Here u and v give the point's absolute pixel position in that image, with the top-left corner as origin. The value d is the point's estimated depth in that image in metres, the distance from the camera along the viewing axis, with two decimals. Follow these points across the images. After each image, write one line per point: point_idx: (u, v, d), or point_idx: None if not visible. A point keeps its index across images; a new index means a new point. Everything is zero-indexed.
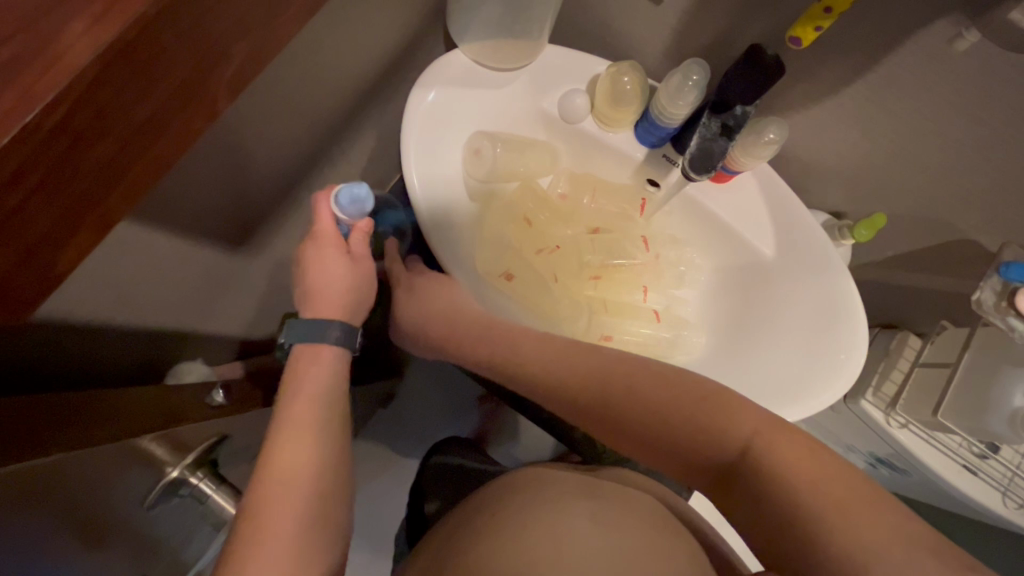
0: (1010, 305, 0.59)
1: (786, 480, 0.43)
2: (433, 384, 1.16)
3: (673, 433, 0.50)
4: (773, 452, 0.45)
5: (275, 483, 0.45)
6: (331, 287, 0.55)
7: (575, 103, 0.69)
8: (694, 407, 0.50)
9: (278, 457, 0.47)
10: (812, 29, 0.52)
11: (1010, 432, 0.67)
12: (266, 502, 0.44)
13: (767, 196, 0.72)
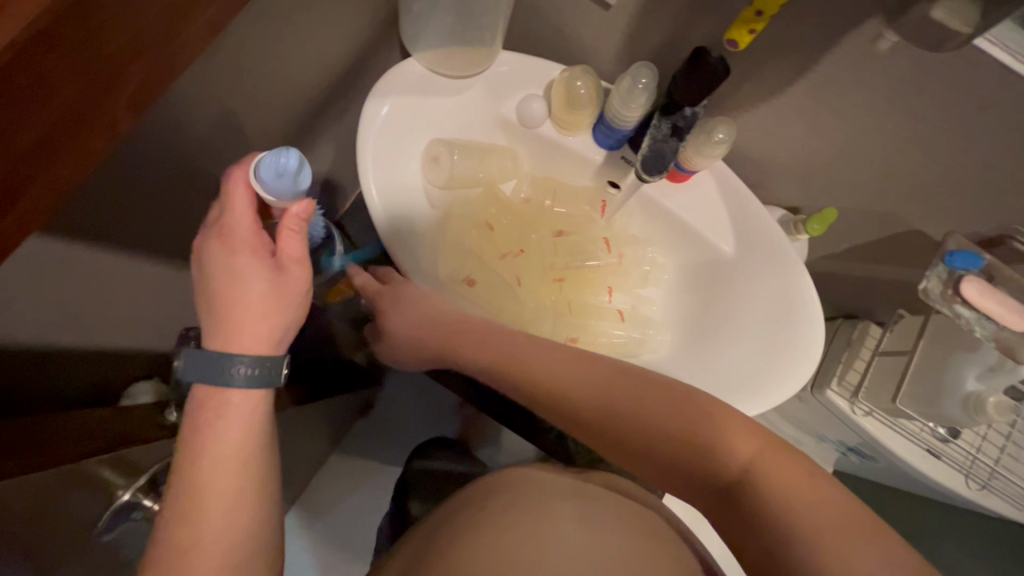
0: (955, 293, 0.61)
1: (726, 463, 0.45)
2: (410, 391, 1.16)
3: (619, 420, 0.51)
4: (713, 435, 0.46)
5: (197, 531, 0.40)
6: (248, 306, 0.43)
7: (531, 108, 0.70)
8: (642, 393, 0.51)
9: (196, 497, 0.41)
10: (747, 32, 0.53)
11: (965, 415, 0.69)
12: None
13: (724, 194, 0.73)
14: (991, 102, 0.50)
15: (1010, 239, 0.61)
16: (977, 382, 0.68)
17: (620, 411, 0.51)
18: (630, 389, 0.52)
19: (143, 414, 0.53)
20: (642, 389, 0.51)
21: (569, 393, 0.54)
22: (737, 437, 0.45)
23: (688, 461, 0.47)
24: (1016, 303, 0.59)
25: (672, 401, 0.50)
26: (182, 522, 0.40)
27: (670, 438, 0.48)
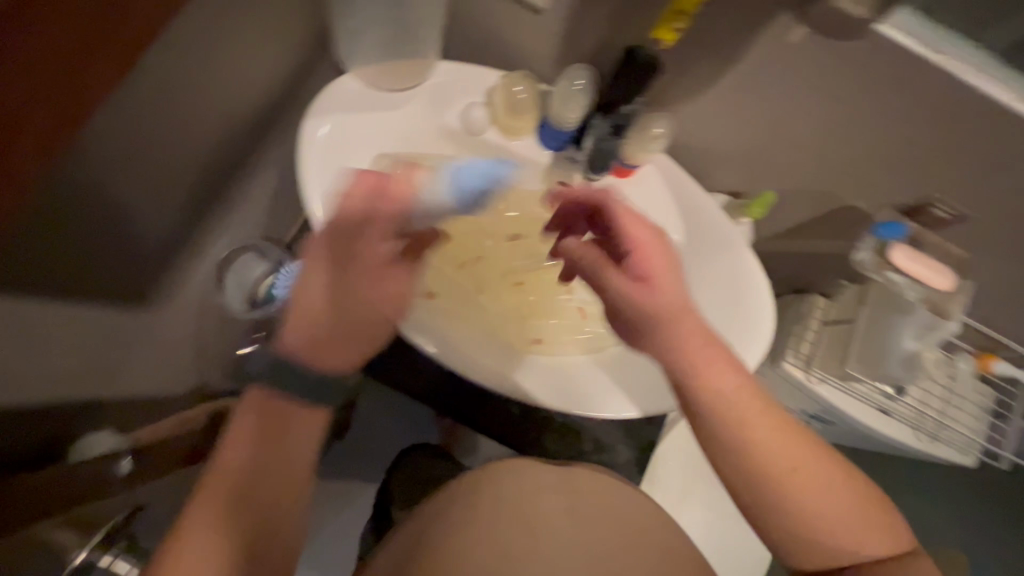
0: (886, 261, 0.66)
1: (769, 469, 0.51)
2: (383, 410, 1.13)
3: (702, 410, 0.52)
4: (767, 450, 0.52)
5: None
6: None
7: (475, 115, 0.70)
8: (731, 387, 0.52)
9: None
10: (669, 30, 0.54)
11: (903, 373, 0.76)
12: None
13: (672, 187, 0.75)
14: (897, 83, 0.53)
15: (931, 206, 0.64)
16: (913, 340, 0.74)
17: (711, 408, 0.52)
18: (721, 385, 0.52)
19: (93, 467, 0.53)
20: (733, 393, 0.52)
21: (681, 367, 0.52)
22: (786, 450, 0.52)
23: (731, 459, 0.52)
24: (941, 264, 0.65)
25: (756, 409, 0.52)
26: None
27: (739, 438, 0.52)
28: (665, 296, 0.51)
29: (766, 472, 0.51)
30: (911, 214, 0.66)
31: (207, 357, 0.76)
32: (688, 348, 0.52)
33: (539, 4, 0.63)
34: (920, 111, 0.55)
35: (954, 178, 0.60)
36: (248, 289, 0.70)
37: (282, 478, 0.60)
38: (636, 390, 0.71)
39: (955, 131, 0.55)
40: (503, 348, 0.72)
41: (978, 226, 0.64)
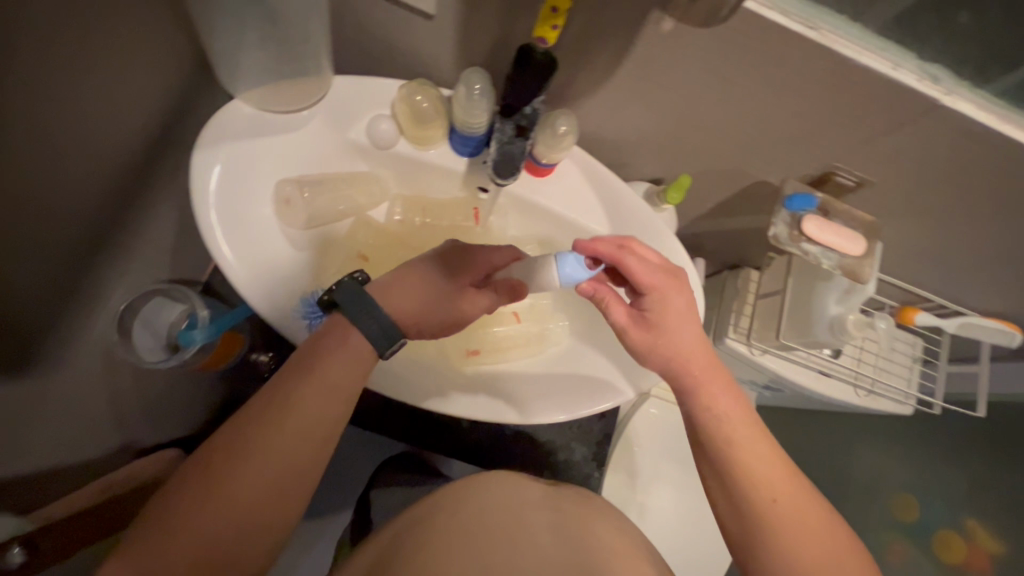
0: (799, 232, 0.67)
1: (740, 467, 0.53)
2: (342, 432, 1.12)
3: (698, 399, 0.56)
4: (738, 447, 0.54)
5: (249, 447, 0.48)
6: None
7: (381, 129, 0.68)
8: (736, 411, 0.56)
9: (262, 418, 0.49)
10: (550, 28, 0.52)
11: (832, 338, 0.75)
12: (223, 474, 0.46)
13: (590, 179, 0.74)
14: (783, 63, 0.54)
15: (835, 174, 0.66)
16: (837, 305, 0.74)
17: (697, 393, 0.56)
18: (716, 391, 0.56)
19: None
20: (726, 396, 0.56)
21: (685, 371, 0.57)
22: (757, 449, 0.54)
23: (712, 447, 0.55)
24: (850, 230, 0.67)
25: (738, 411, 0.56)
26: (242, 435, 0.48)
27: (717, 432, 0.55)
28: (673, 341, 0.57)
29: (741, 467, 0.53)
30: (817, 183, 0.69)
31: (127, 412, 0.71)
32: (689, 370, 0.57)
33: (428, 9, 0.61)
34: (806, 86, 0.55)
35: (849, 147, 0.61)
36: (160, 333, 0.67)
37: (269, 495, 0.48)
38: (569, 390, 0.70)
39: (842, 103, 0.56)
40: (439, 363, 0.70)
41: (879, 190, 0.66)
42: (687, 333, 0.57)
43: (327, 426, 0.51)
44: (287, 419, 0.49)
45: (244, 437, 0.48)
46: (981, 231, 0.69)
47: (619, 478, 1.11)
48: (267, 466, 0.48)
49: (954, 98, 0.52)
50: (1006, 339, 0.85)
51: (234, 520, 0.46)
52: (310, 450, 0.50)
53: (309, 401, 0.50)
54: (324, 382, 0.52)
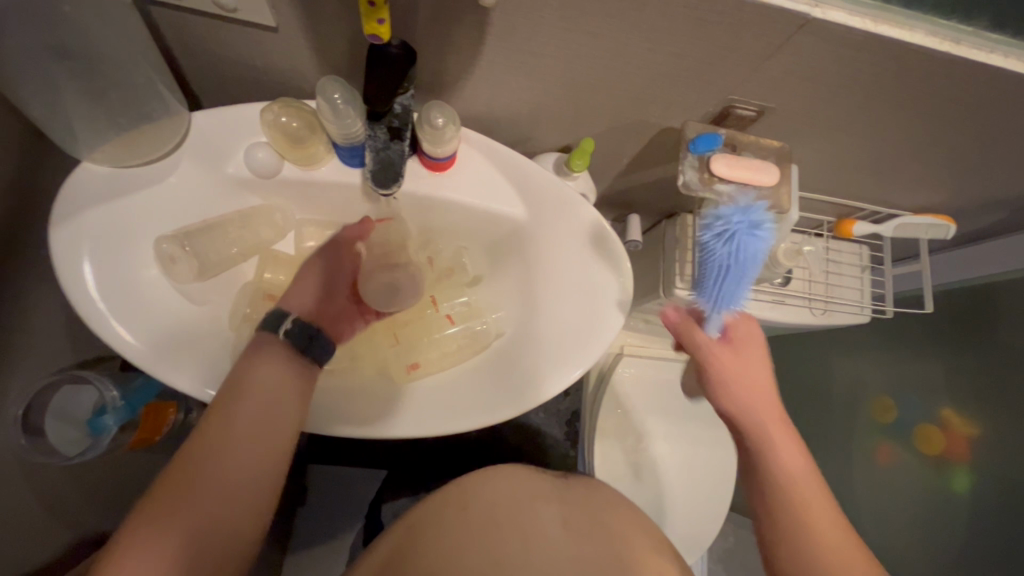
0: (710, 174, 0.65)
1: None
2: (330, 457, 1.13)
3: (805, 539, 0.57)
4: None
5: (205, 454, 0.51)
6: None
7: (259, 158, 0.63)
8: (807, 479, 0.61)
9: (215, 417, 0.53)
10: (376, 23, 0.47)
11: (767, 270, 0.73)
12: (183, 474, 0.50)
13: (493, 161, 0.70)
14: (644, 7, 0.50)
15: (733, 108, 0.64)
16: (767, 238, 0.72)
17: (796, 514, 0.59)
18: (820, 511, 0.59)
19: None
20: (830, 512, 0.59)
21: (791, 481, 0.60)
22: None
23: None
24: (760, 162, 0.64)
25: (841, 530, 0.58)
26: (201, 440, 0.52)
27: (801, 494, 0.59)
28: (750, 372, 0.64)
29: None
30: (719, 120, 0.66)
31: (67, 504, 0.68)
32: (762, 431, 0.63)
33: (268, 23, 0.56)
34: (676, 26, 0.52)
35: (737, 79, 0.59)
36: (79, 422, 0.65)
37: (232, 502, 0.51)
38: (517, 385, 0.67)
39: (714, 38, 0.53)
40: (375, 386, 0.67)
41: (780, 114, 0.64)
42: (762, 374, 0.65)
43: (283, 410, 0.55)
44: (233, 415, 0.53)
45: (201, 444, 0.51)
46: (889, 134, 0.67)
47: (608, 441, 1.12)
48: (221, 470, 0.51)
49: (824, 8, 0.50)
50: (942, 232, 0.85)
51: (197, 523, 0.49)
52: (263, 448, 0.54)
53: (246, 403, 0.54)
54: (260, 382, 0.55)
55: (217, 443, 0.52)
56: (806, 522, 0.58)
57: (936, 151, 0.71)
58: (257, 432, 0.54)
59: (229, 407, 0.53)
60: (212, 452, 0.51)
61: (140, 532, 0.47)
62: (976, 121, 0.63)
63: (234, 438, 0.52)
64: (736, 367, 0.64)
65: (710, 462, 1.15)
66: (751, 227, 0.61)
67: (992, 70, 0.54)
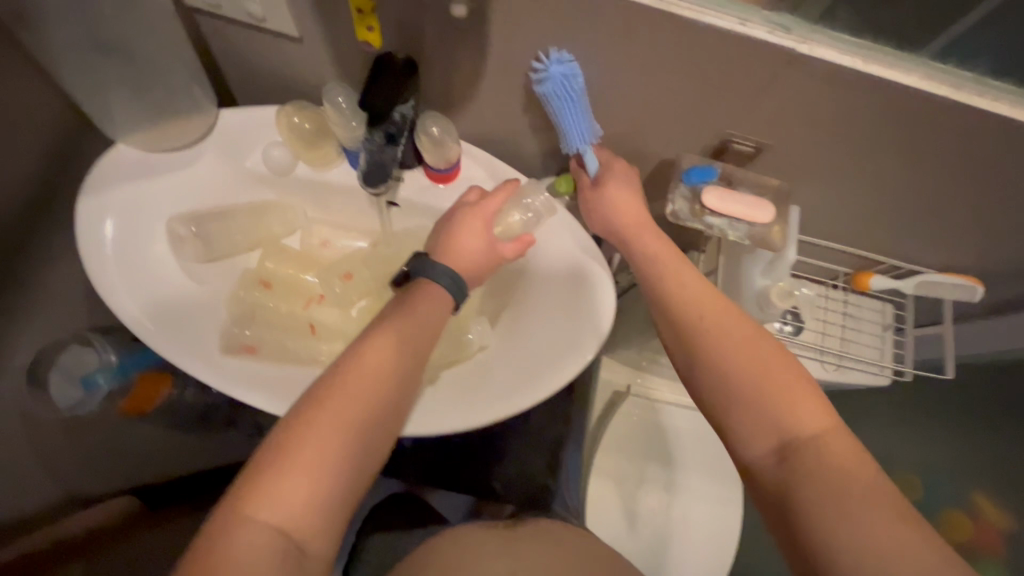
0: (701, 207, 0.64)
1: (830, 467, 0.45)
2: None
3: (763, 426, 0.48)
4: (836, 454, 0.45)
5: (331, 401, 0.49)
6: None
7: (274, 156, 0.68)
8: (756, 349, 0.51)
9: (340, 366, 0.52)
10: (365, 29, 0.57)
11: (760, 311, 0.70)
12: (303, 416, 0.48)
13: (493, 176, 0.71)
14: (632, 35, 0.52)
15: (730, 143, 0.64)
16: (764, 278, 0.69)
17: (740, 369, 0.50)
18: (761, 359, 0.51)
19: None
20: (790, 376, 0.49)
21: (723, 343, 0.52)
22: (827, 432, 0.47)
23: (769, 437, 0.48)
24: (755, 198, 0.63)
25: (801, 382, 0.49)
26: (328, 384, 0.51)
27: (751, 379, 0.50)
28: (620, 209, 0.63)
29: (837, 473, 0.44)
30: (717, 154, 0.66)
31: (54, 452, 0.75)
32: (643, 243, 0.61)
33: (292, 33, 0.62)
34: (664, 58, 0.54)
35: (732, 112, 0.59)
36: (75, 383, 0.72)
37: (332, 496, 0.47)
38: (494, 392, 0.67)
39: (701, 69, 0.54)
40: None
41: (780, 153, 0.63)
42: (635, 204, 0.63)
43: (405, 370, 0.54)
44: (356, 367, 0.52)
45: (329, 390, 0.50)
46: (899, 183, 0.65)
47: (600, 482, 1.08)
48: (345, 419, 0.49)
49: (812, 46, 0.50)
50: (969, 294, 0.80)
51: (313, 472, 0.46)
52: (385, 402, 0.52)
53: (377, 359, 0.53)
54: (390, 342, 0.54)
55: (341, 390, 0.50)
56: (760, 409, 0.49)
57: (954, 206, 0.67)
58: (379, 386, 0.52)
59: (359, 358, 0.52)
60: (337, 399, 0.50)
61: (259, 478, 0.45)
62: (993, 175, 0.60)
63: (348, 409, 0.50)
64: (606, 196, 0.63)
65: (710, 520, 1.08)
66: (568, 73, 0.56)
67: (1000, 119, 0.52)
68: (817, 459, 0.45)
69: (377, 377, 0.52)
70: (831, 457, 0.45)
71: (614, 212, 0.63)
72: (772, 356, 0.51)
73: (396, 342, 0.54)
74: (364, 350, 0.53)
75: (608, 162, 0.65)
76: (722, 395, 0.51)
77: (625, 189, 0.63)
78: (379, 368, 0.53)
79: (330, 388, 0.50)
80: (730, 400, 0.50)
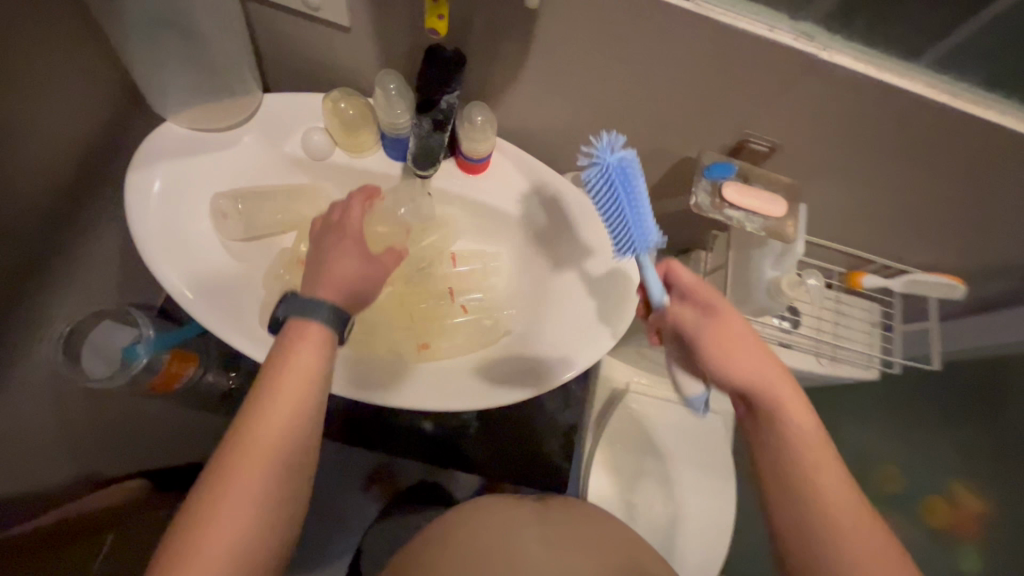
0: (721, 199, 0.69)
1: (843, 554, 0.51)
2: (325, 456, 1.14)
3: (810, 521, 0.53)
4: (855, 547, 0.51)
5: (228, 484, 0.47)
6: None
7: (315, 141, 0.70)
8: (801, 425, 0.55)
9: (238, 440, 0.49)
10: (437, 17, 0.58)
11: (770, 300, 0.75)
12: (206, 506, 0.47)
13: (524, 170, 0.77)
14: (669, 35, 0.57)
15: (747, 142, 0.69)
16: (774, 269, 0.75)
17: (792, 448, 0.54)
18: (807, 434, 0.54)
19: None
20: (831, 473, 0.53)
21: (773, 422, 0.55)
22: (860, 533, 0.51)
23: (812, 534, 0.52)
24: (770, 193, 0.69)
25: (833, 471, 0.54)
26: (223, 462, 0.48)
27: (798, 464, 0.54)
28: (729, 322, 0.56)
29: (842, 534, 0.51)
30: (734, 153, 0.72)
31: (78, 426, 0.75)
32: (731, 361, 0.55)
33: (342, 23, 0.65)
34: (696, 58, 0.59)
35: (752, 113, 0.65)
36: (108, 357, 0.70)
37: (254, 564, 0.48)
38: (523, 369, 0.72)
39: (728, 70, 0.60)
40: (390, 360, 0.71)
41: (792, 153, 0.69)
42: (743, 327, 0.56)
43: (304, 428, 0.51)
44: (244, 441, 0.49)
45: (227, 469, 0.48)
46: (895, 183, 0.71)
47: (603, 479, 1.10)
48: (249, 496, 0.48)
49: (830, 52, 0.56)
50: (951, 292, 0.87)
51: (227, 555, 0.46)
52: (292, 464, 0.50)
53: (269, 426, 0.49)
54: (282, 405, 0.50)
55: (241, 469, 0.48)
56: (802, 498, 0.53)
57: (942, 207, 0.74)
58: (280, 450, 0.50)
59: (251, 431, 0.49)
60: (237, 479, 0.48)
61: (178, 574, 0.45)
62: (979, 177, 0.67)
63: (252, 488, 0.48)
64: (730, 325, 0.56)
65: (707, 511, 1.12)
66: (615, 155, 0.57)
67: (989, 124, 0.59)
68: (835, 551, 0.51)
69: (277, 442, 0.50)
70: (848, 547, 0.51)
71: (730, 352, 0.56)
72: (817, 444, 0.54)
73: (287, 405, 0.50)
74: (246, 424, 0.49)
75: (695, 279, 0.59)
76: (774, 469, 0.55)
77: (738, 325, 0.57)
78: (274, 436, 0.49)
79: (230, 467, 0.48)
80: (780, 489, 0.55)
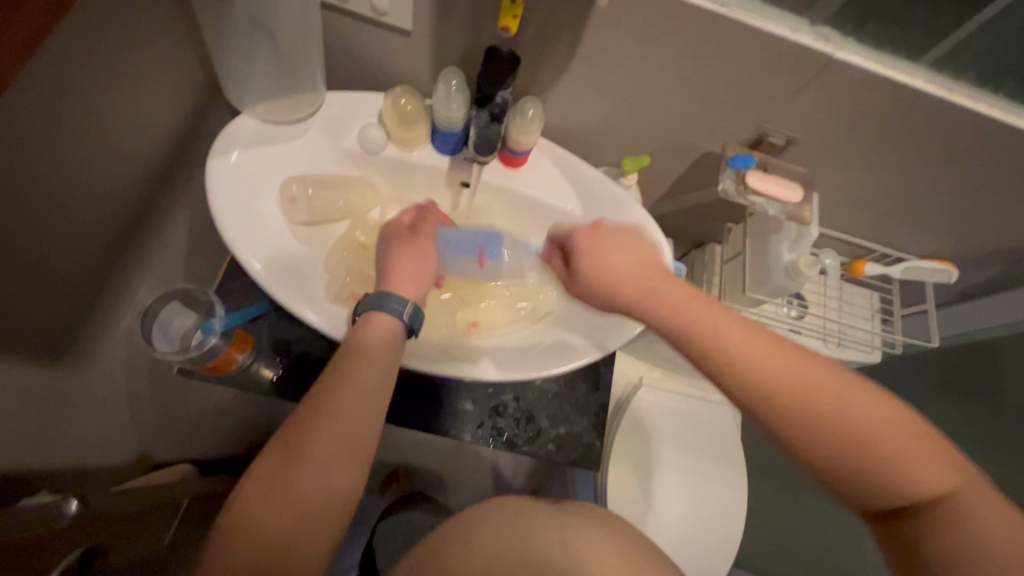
0: (745, 186, 0.77)
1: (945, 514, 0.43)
2: None
3: (869, 460, 0.45)
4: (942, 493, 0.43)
5: (306, 429, 0.53)
6: None
7: (370, 135, 0.76)
8: (763, 357, 0.51)
9: (321, 393, 0.55)
10: (511, 18, 0.62)
11: (789, 280, 0.83)
12: (286, 447, 0.52)
13: (559, 163, 0.82)
14: (703, 39, 0.65)
15: (766, 136, 0.77)
16: (791, 252, 0.83)
17: (802, 400, 0.48)
18: (798, 368, 0.49)
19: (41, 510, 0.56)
20: (847, 399, 0.47)
21: (683, 330, 0.55)
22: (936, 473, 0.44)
23: (878, 476, 0.45)
24: (788, 181, 0.77)
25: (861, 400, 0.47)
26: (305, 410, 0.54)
27: (817, 402, 0.48)
28: (608, 267, 0.61)
29: (840, 427, 0.46)
30: (754, 145, 0.80)
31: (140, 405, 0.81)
32: (629, 296, 0.59)
33: (405, 27, 0.71)
34: (726, 59, 0.67)
35: (772, 108, 0.72)
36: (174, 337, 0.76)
37: (315, 516, 0.51)
38: (565, 348, 0.76)
39: (756, 70, 0.67)
40: (441, 339, 0.76)
41: (806, 145, 0.77)
42: (620, 262, 0.61)
43: (378, 393, 0.57)
44: (323, 396, 0.54)
45: (310, 415, 0.53)
46: (897, 172, 0.79)
47: (620, 468, 1.15)
48: (325, 445, 0.52)
49: (845, 53, 0.64)
50: (945, 277, 0.94)
51: (303, 501, 0.51)
52: (363, 430, 0.55)
53: (349, 387, 0.55)
54: (360, 369, 0.56)
55: (317, 416, 0.53)
56: (847, 443, 0.46)
57: (939, 194, 0.82)
58: (357, 413, 0.55)
59: (332, 389, 0.55)
60: (317, 423, 0.53)
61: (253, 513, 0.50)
62: (973, 166, 0.75)
63: (327, 439, 0.52)
64: (605, 239, 0.63)
65: (719, 497, 1.18)
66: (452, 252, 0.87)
67: (980, 115, 0.67)
68: (900, 480, 0.44)
69: (353, 399, 0.55)
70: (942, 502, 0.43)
71: (615, 265, 0.60)
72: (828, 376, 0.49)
73: (364, 370, 0.57)
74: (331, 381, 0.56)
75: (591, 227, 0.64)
76: (827, 417, 0.47)
77: (618, 238, 0.63)
78: (354, 394, 0.55)
79: (310, 413, 0.54)
80: (815, 434, 0.47)
